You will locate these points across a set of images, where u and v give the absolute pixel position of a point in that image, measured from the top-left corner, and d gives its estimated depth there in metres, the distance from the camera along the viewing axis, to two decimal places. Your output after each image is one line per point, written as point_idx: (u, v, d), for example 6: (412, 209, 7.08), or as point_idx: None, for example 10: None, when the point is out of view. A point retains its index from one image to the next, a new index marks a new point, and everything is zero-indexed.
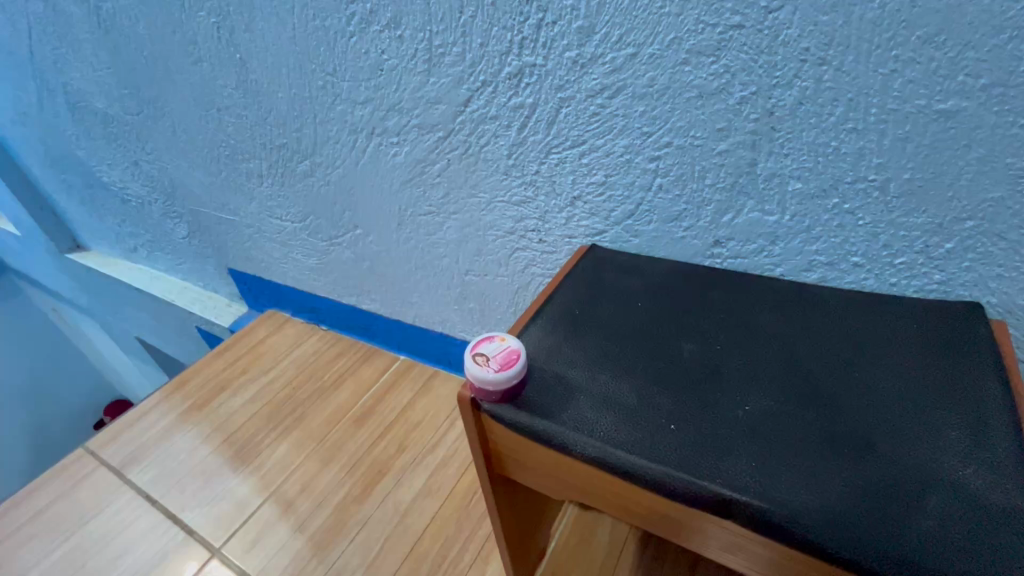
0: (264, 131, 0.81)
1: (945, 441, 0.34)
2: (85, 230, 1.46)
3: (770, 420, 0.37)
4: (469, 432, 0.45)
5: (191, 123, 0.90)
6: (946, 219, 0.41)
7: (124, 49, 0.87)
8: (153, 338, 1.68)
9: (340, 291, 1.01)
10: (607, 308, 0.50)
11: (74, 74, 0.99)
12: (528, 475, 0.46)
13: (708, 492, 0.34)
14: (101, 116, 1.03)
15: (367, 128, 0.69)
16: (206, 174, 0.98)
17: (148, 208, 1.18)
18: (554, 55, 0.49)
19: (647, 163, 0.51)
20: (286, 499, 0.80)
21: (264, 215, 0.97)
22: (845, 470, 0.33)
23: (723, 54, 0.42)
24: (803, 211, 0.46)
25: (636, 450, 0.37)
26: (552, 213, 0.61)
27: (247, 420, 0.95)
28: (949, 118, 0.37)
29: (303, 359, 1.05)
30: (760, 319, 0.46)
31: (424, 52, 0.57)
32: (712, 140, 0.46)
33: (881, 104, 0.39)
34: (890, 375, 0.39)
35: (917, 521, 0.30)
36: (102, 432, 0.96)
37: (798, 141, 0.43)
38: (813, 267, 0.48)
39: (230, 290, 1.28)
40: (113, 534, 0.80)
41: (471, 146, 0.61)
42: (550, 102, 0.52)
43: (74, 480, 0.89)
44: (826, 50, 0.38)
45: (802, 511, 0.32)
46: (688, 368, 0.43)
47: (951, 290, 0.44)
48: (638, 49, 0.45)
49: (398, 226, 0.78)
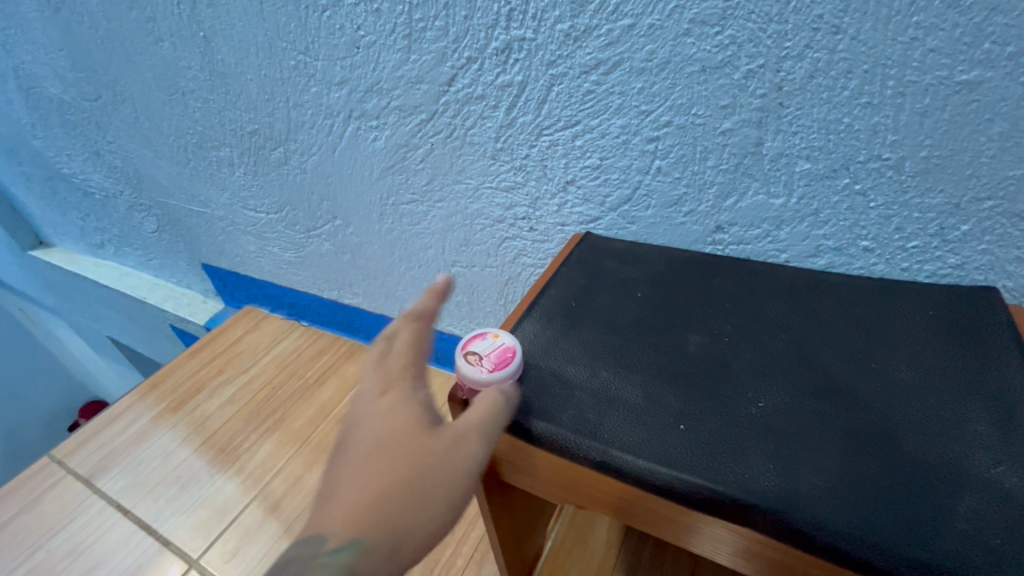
0: (233, 116, 0.76)
1: (972, 436, 0.32)
2: (48, 226, 1.39)
3: (786, 416, 0.35)
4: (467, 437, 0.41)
5: (155, 109, 0.84)
6: (963, 199, 0.38)
7: (78, 29, 0.80)
8: (126, 337, 1.61)
9: (320, 285, 0.96)
10: (605, 300, 0.47)
11: (25, 57, 0.92)
12: (526, 479, 0.42)
13: (722, 496, 0.32)
14: (58, 102, 0.97)
15: (344, 110, 0.64)
16: (173, 164, 0.92)
17: (113, 201, 1.11)
18: (545, 28, 0.46)
19: (644, 145, 0.48)
20: (272, 501, 0.78)
21: (237, 207, 0.92)
22: (870, 469, 0.31)
23: (729, 23, 0.39)
24: (811, 193, 0.43)
25: (644, 454, 0.34)
26: (544, 199, 0.57)
27: (225, 422, 0.90)
28: (972, 90, 0.35)
29: (283, 357, 1.01)
30: (768, 309, 0.44)
31: (404, 28, 0.53)
32: (715, 119, 0.43)
33: (899, 76, 0.36)
34: (909, 366, 0.37)
35: (952, 524, 0.28)
36: (68, 439, 0.90)
37: (807, 118, 0.40)
38: (820, 253, 0.46)
39: (204, 285, 1.22)
40: (82, 548, 0.75)
41: (456, 129, 0.57)
42: (541, 80, 0.49)
43: (38, 492, 0.83)
44: (841, 17, 0.35)
45: (825, 515, 0.29)
46: (696, 362, 0.40)
47: (966, 274, 0.42)
48: (636, 20, 0.42)
49: (380, 216, 0.74)
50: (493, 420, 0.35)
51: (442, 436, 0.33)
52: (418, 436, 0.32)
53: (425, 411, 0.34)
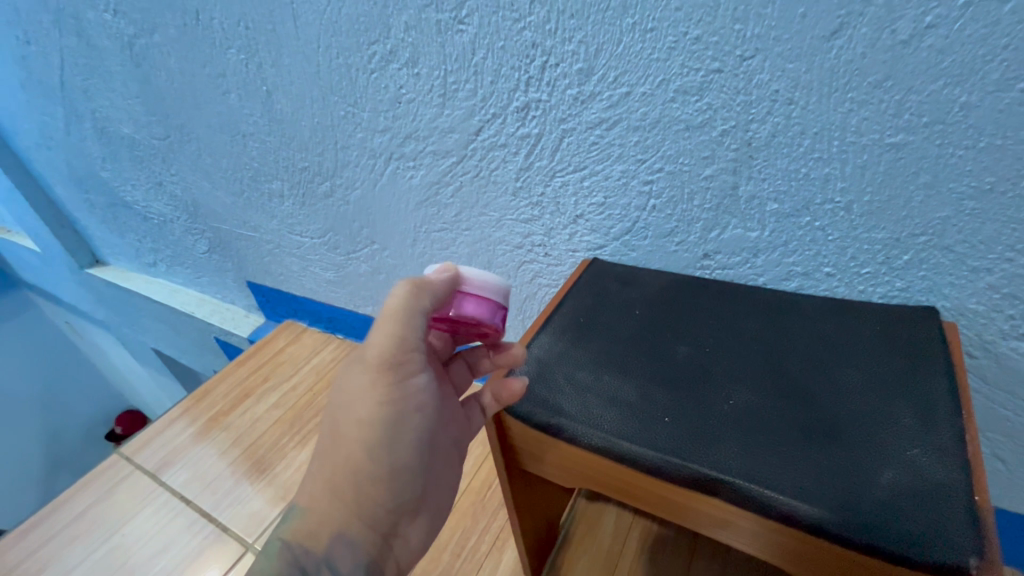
0: (287, 155, 0.87)
1: (901, 428, 0.40)
2: (105, 246, 1.53)
3: (752, 411, 0.43)
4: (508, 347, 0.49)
5: (217, 148, 0.97)
6: (902, 234, 0.47)
7: (154, 80, 0.93)
8: (170, 349, 1.74)
9: (356, 301, 1.07)
10: (608, 316, 0.56)
11: (103, 102, 1.05)
12: (422, 420, 0.45)
13: (696, 472, 0.40)
14: (129, 140, 1.10)
15: (385, 153, 0.75)
16: (229, 194, 1.04)
17: (170, 226, 1.24)
18: (557, 92, 0.55)
19: (641, 186, 0.57)
20: None
21: (284, 232, 1.03)
22: (815, 453, 0.39)
23: (706, 94, 0.48)
24: (779, 229, 0.52)
25: (637, 440, 0.43)
26: (557, 230, 0.67)
27: (270, 426, 1.01)
28: (899, 149, 0.43)
29: (321, 367, 1.12)
30: (746, 325, 0.52)
31: (439, 88, 0.63)
32: (698, 167, 0.53)
33: (842, 138, 0.45)
34: (857, 372, 0.45)
35: (872, 492, 0.36)
36: (134, 439, 1.01)
37: (772, 168, 0.49)
38: (791, 277, 0.55)
39: (248, 301, 1.34)
40: (151, 533, 0.85)
41: (482, 170, 0.67)
42: (553, 132, 0.58)
43: (110, 484, 0.94)
44: (793, 92, 0.44)
45: (773, 485, 0.38)
46: (682, 368, 0.48)
47: (911, 296, 0.50)
48: (631, 88, 0.51)
49: (413, 242, 0.84)
50: (386, 367, 0.43)
51: (348, 418, 0.44)
52: (337, 416, 0.44)
53: (339, 393, 0.45)
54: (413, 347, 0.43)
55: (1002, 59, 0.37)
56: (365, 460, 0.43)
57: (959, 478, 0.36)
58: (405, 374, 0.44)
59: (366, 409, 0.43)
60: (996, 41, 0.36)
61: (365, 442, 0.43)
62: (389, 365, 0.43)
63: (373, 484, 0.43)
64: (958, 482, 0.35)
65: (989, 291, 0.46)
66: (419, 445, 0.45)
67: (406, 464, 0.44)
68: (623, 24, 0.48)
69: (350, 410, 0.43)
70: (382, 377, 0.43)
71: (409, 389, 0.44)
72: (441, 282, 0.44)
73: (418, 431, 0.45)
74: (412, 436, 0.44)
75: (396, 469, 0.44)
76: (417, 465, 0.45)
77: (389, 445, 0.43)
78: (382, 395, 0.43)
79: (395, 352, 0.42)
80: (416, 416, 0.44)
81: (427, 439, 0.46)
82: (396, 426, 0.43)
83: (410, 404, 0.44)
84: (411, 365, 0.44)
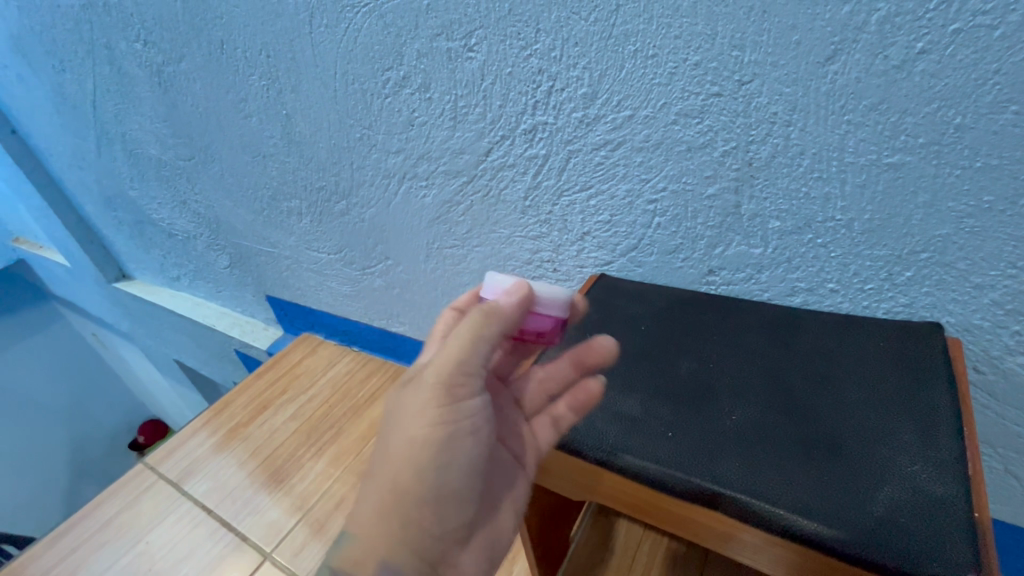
0: (305, 175, 0.91)
1: (900, 443, 0.40)
2: (130, 261, 1.58)
3: (755, 427, 0.44)
4: (596, 341, 0.49)
5: (239, 168, 1.00)
6: (904, 251, 0.48)
7: (180, 105, 0.97)
8: (190, 360, 1.79)
9: (372, 315, 1.09)
10: (614, 331, 0.57)
11: (132, 125, 1.10)
12: (474, 445, 0.43)
13: (699, 487, 0.41)
14: (155, 161, 1.15)
15: (399, 173, 0.78)
16: (250, 212, 1.08)
17: (194, 242, 1.29)
18: (562, 115, 0.57)
19: (646, 205, 0.58)
20: (319, 520, 0.88)
21: (302, 248, 1.06)
22: (815, 468, 0.40)
23: (707, 116, 0.50)
24: (783, 246, 0.53)
25: (640, 454, 0.44)
26: (565, 247, 0.69)
27: (288, 437, 1.03)
28: (896, 169, 0.44)
29: (337, 379, 1.15)
30: (749, 340, 0.53)
31: (450, 112, 0.65)
32: (701, 186, 0.54)
33: (840, 158, 0.46)
34: (858, 388, 0.45)
35: (870, 507, 0.36)
36: (158, 449, 1.04)
37: (774, 187, 0.50)
38: (796, 293, 0.55)
39: (267, 315, 1.37)
40: (174, 541, 0.88)
41: (492, 189, 0.69)
42: (560, 153, 0.60)
43: (136, 493, 0.97)
44: (791, 114, 0.46)
45: (773, 499, 0.38)
46: (685, 383, 0.49)
47: (915, 311, 0.50)
48: (634, 112, 0.53)
49: (426, 258, 0.86)
50: (442, 389, 0.42)
51: (400, 443, 0.43)
52: (389, 443, 0.44)
53: (394, 418, 0.44)
54: (474, 364, 0.42)
55: (994, 83, 0.38)
56: (416, 486, 0.42)
57: (957, 494, 0.36)
58: (460, 393, 0.42)
59: (420, 435, 0.42)
60: (988, 65, 0.38)
61: (416, 467, 0.42)
62: (445, 386, 0.42)
63: (421, 508, 0.42)
64: (956, 498, 0.36)
65: (994, 307, 0.47)
66: (468, 471, 0.44)
67: (455, 491, 0.43)
68: (625, 51, 0.50)
69: (404, 435, 0.43)
70: (437, 398, 0.42)
71: (462, 411, 0.43)
72: (508, 307, 0.44)
73: (468, 456, 0.43)
74: (464, 461, 0.43)
75: (445, 494, 0.43)
76: (465, 491, 0.44)
77: (438, 468, 0.42)
78: (437, 417, 0.42)
79: (454, 372, 0.42)
80: (467, 440, 0.43)
81: (477, 466, 0.44)
82: (447, 451, 0.42)
83: (463, 427, 0.43)
84: (471, 387, 0.43)
